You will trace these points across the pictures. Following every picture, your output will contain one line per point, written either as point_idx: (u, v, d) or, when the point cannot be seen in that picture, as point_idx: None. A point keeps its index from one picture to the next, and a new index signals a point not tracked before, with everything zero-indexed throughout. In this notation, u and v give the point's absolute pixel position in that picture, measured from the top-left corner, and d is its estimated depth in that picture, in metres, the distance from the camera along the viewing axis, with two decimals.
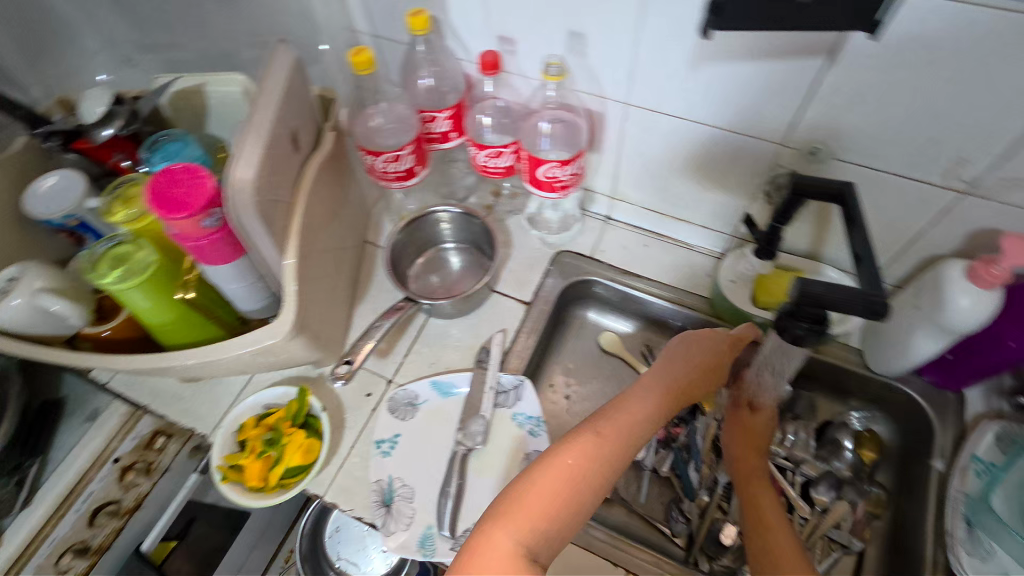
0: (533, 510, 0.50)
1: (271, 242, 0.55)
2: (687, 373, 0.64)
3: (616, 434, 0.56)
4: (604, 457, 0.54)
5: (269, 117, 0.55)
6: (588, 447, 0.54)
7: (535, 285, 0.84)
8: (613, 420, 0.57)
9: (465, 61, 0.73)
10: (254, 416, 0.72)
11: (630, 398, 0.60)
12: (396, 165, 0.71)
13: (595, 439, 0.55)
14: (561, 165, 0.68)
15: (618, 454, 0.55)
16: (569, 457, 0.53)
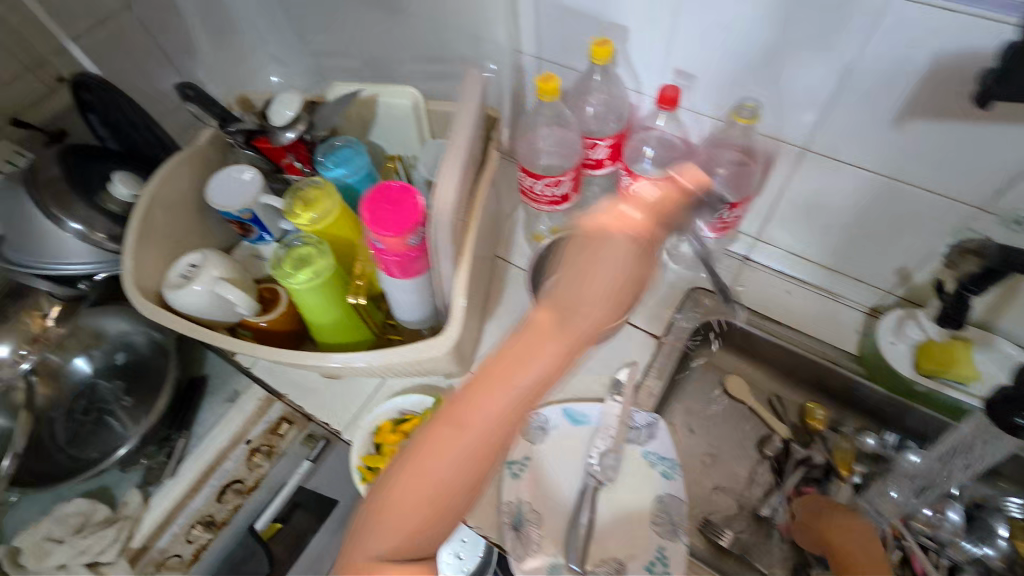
0: (403, 522, 0.45)
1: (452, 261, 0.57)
2: (597, 302, 0.51)
3: (481, 423, 0.46)
4: (462, 450, 0.46)
5: (467, 140, 0.56)
6: (432, 442, 0.46)
7: (667, 320, 0.82)
8: (462, 405, 0.47)
9: (633, 91, 0.72)
10: (390, 420, 0.74)
11: (531, 350, 0.47)
12: (554, 189, 0.72)
13: (475, 416, 0.46)
14: (728, 207, 0.66)
15: (489, 440, 0.46)
16: (438, 459, 0.45)
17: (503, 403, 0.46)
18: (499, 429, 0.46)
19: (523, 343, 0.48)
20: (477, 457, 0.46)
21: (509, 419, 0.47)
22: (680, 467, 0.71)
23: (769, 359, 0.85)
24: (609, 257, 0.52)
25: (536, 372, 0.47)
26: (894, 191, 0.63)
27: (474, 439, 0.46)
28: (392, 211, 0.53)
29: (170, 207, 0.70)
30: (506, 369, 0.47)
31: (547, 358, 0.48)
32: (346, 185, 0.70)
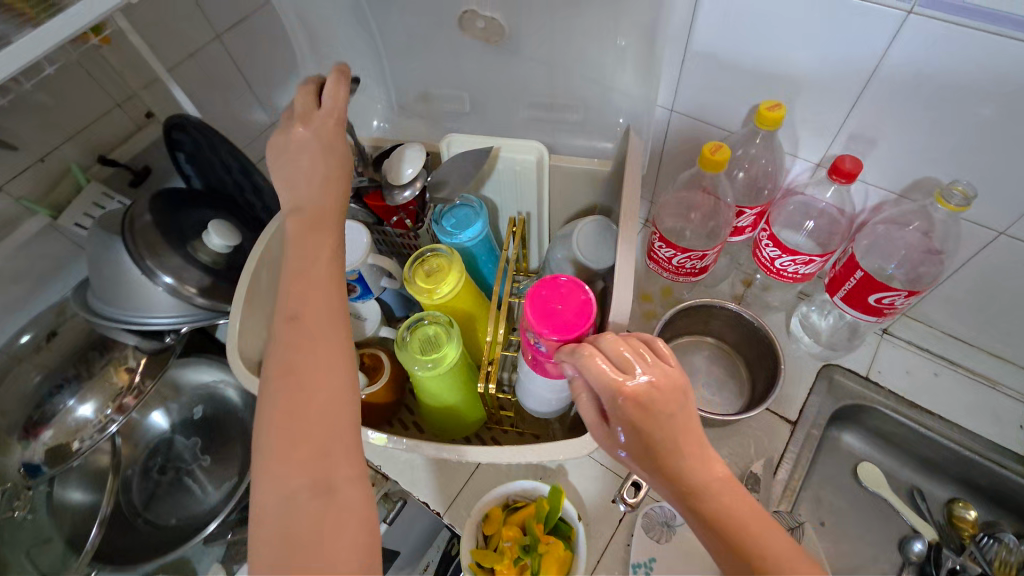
0: (285, 518, 0.42)
1: None
2: (315, 203, 0.53)
3: (302, 387, 0.45)
4: (293, 419, 0.44)
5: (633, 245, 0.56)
6: (283, 411, 0.44)
7: (799, 403, 0.74)
8: (295, 314, 0.47)
9: (790, 154, 0.66)
10: (499, 506, 0.66)
11: (305, 258, 0.50)
12: (697, 262, 0.65)
13: (290, 388, 0.45)
14: (909, 296, 0.58)
15: (310, 408, 0.44)
16: (285, 431, 0.43)
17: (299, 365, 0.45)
18: (308, 390, 0.45)
19: (303, 287, 0.48)
20: (288, 433, 0.43)
21: (315, 379, 0.45)
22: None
23: (908, 449, 0.76)
24: (302, 155, 0.54)
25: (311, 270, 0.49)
26: None
27: (298, 400, 0.44)
28: (562, 309, 0.50)
29: (275, 269, 0.66)
30: (309, 316, 0.47)
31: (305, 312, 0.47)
32: (466, 250, 0.65)
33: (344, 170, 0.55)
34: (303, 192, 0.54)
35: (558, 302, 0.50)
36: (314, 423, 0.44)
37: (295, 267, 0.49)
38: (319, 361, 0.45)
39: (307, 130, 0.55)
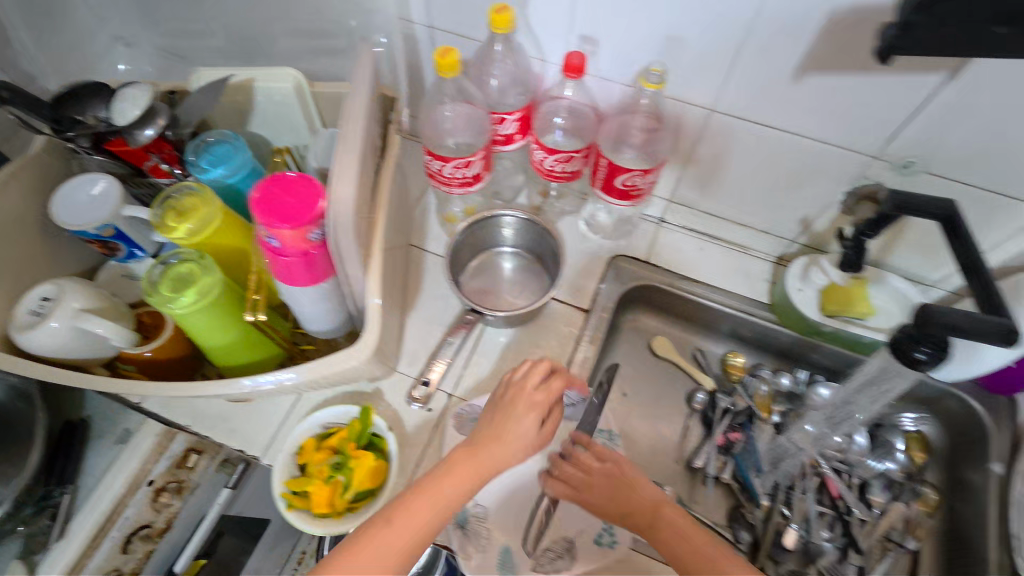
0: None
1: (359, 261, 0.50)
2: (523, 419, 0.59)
3: (426, 509, 0.53)
4: (408, 530, 0.52)
5: (361, 129, 0.50)
6: (396, 531, 0.51)
7: (591, 292, 0.82)
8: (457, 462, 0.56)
9: (537, 59, 0.68)
10: (313, 437, 0.68)
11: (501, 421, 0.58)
12: (465, 170, 0.67)
13: (412, 510, 0.53)
14: (644, 173, 0.65)
15: (421, 527, 0.52)
16: (385, 540, 0.51)
17: (444, 483, 0.54)
18: (439, 517, 0.53)
19: (492, 430, 0.58)
20: (404, 537, 0.51)
21: (447, 506, 0.54)
22: (619, 436, 0.75)
23: (690, 319, 0.87)
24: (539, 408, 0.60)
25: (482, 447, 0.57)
26: (794, 144, 0.65)
27: (427, 513, 0.53)
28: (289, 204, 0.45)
29: (9, 233, 0.60)
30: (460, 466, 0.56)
31: (485, 439, 0.57)
32: (229, 186, 0.63)
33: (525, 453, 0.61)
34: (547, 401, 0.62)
35: (288, 196, 0.45)
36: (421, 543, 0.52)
37: (498, 403, 0.60)
38: (461, 484, 0.55)
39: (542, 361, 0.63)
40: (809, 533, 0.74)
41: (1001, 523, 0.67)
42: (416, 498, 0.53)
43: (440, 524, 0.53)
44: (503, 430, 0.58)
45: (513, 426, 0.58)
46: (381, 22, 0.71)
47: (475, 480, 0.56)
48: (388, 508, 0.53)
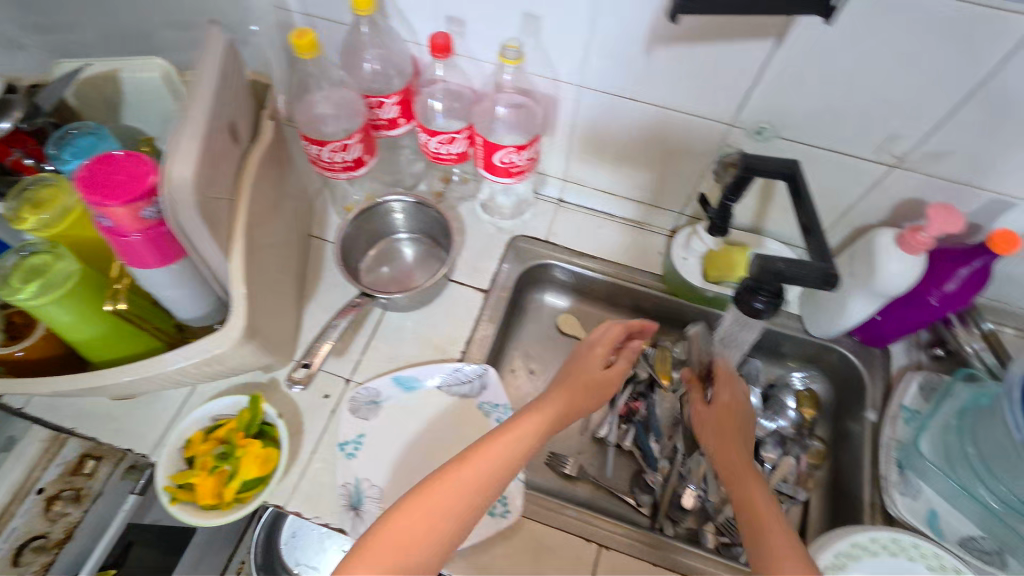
0: (412, 522, 0.52)
1: (212, 241, 0.51)
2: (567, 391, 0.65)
3: (497, 450, 0.58)
4: (479, 471, 0.56)
5: (205, 108, 0.50)
6: (466, 469, 0.56)
7: (491, 273, 0.84)
8: (500, 436, 0.59)
9: (412, 42, 0.68)
10: (202, 429, 0.67)
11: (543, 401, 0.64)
12: (344, 154, 0.67)
13: (483, 451, 0.57)
14: (518, 150, 0.68)
15: (497, 467, 0.57)
16: (462, 476, 0.55)
17: (523, 424, 0.60)
18: (513, 458, 0.58)
19: (566, 386, 0.66)
20: (480, 474, 0.56)
21: (524, 448, 0.59)
22: (512, 410, 0.73)
23: (593, 295, 0.89)
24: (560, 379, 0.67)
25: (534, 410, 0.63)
26: (662, 117, 0.68)
27: (500, 455, 0.57)
28: (117, 180, 0.45)
29: None
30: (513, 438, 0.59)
31: (579, 384, 0.67)
32: None
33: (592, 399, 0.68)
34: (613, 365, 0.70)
35: (118, 173, 0.45)
36: (497, 480, 0.56)
37: (579, 364, 0.69)
38: (547, 424, 0.62)
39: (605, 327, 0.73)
40: (707, 493, 0.76)
41: (872, 465, 0.70)
42: (489, 445, 0.58)
43: (518, 464, 0.58)
44: (566, 387, 0.66)
45: (604, 379, 0.68)
46: (256, 10, 0.71)
47: (546, 425, 0.62)
48: (461, 454, 0.57)
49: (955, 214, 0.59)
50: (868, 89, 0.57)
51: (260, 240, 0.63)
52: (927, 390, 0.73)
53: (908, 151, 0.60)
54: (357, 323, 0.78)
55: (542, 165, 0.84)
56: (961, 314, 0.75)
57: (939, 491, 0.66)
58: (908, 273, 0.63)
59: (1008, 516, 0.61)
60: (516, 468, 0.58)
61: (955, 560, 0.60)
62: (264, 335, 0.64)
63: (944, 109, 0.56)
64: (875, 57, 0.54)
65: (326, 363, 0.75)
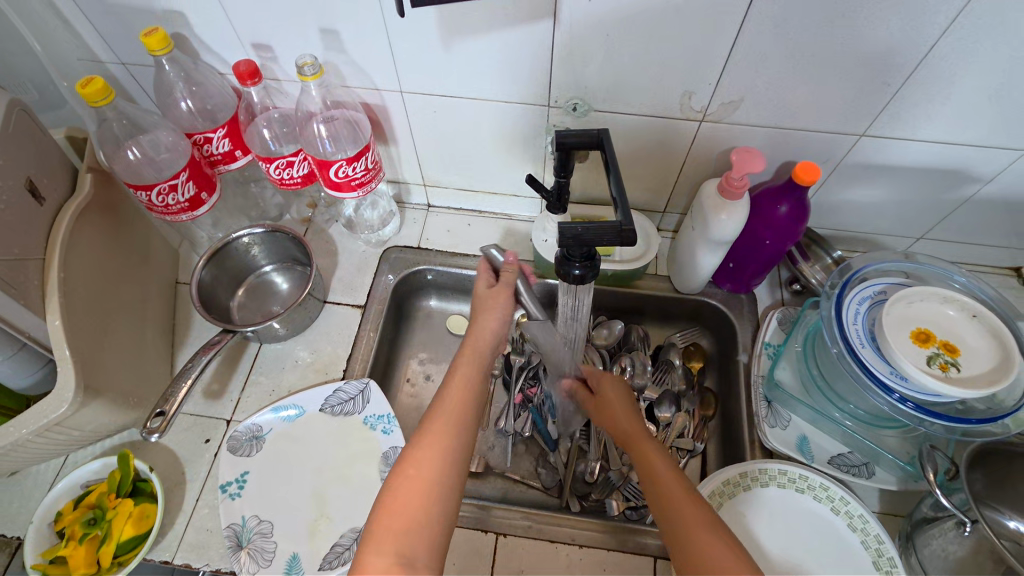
0: (405, 501, 0.50)
1: (14, 302, 0.53)
2: (481, 325, 0.64)
3: (453, 401, 0.57)
4: (452, 423, 0.55)
5: None
6: (449, 429, 0.55)
7: (368, 287, 0.84)
8: (446, 398, 0.57)
9: (227, 74, 0.70)
10: (72, 500, 0.65)
11: (474, 335, 0.63)
12: (175, 196, 0.67)
13: (453, 395, 0.57)
14: (349, 162, 0.68)
15: (460, 423, 0.56)
16: (441, 439, 0.54)
17: (462, 375, 0.59)
18: (472, 406, 0.57)
19: (481, 324, 0.64)
20: (461, 430, 0.55)
21: (479, 395, 0.59)
22: (397, 418, 0.73)
23: (477, 292, 0.90)
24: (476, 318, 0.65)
25: (469, 357, 0.62)
26: (486, 108, 0.70)
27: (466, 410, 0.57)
28: None
29: None
30: (454, 399, 0.57)
31: (484, 314, 0.64)
32: None
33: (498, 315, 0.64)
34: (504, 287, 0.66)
35: None
36: (467, 431, 0.55)
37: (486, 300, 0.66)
38: (475, 360, 0.61)
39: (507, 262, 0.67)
40: (609, 464, 0.76)
41: (748, 404, 0.72)
42: (440, 408, 0.56)
43: (476, 402, 0.58)
44: (485, 316, 0.64)
45: (508, 310, 0.65)
46: (68, 64, 0.70)
47: (483, 363, 0.62)
48: (429, 414, 0.56)
49: (756, 155, 0.63)
50: (650, 53, 0.60)
51: (99, 293, 0.63)
52: (787, 324, 0.77)
53: (706, 104, 0.65)
54: (233, 361, 0.77)
55: (399, 175, 0.86)
56: (803, 250, 0.78)
57: (805, 417, 0.69)
58: (734, 218, 0.67)
59: (861, 429, 0.65)
60: (474, 413, 0.57)
61: (821, 478, 0.63)
62: (116, 387, 0.63)
63: (718, 62, 0.60)
64: (643, 25, 0.57)
65: (202, 407, 0.74)
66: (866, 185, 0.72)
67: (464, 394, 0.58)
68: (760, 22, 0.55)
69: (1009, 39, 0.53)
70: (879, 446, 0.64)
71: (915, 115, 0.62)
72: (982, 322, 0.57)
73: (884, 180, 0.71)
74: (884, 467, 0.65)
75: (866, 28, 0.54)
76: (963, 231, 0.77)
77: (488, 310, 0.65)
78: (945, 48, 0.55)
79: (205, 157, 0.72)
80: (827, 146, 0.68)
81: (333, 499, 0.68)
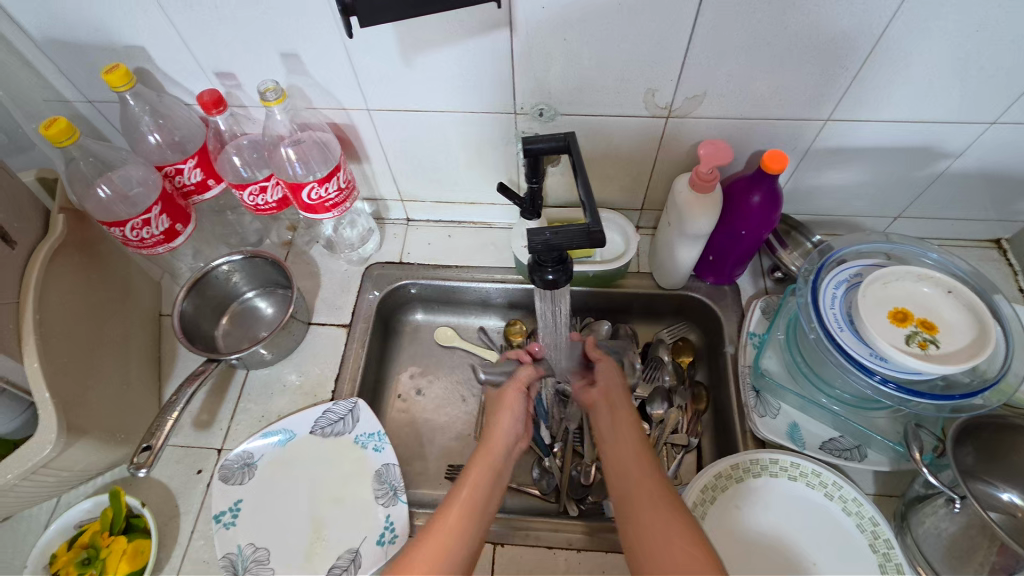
0: None
1: None
2: (497, 420, 0.63)
3: (464, 497, 0.53)
4: (459, 517, 0.52)
5: None
6: (446, 529, 0.51)
7: (352, 305, 0.84)
8: (457, 495, 0.54)
9: (194, 104, 0.70)
10: (66, 541, 0.64)
11: (493, 432, 0.62)
12: (149, 229, 0.67)
13: (463, 491, 0.54)
14: (320, 183, 0.68)
15: (468, 521, 0.52)
16: (440, 530, 0.51)
17: (476, 468, 0.57)
18: (483, 502, 0.54)
19: (498, 420, 0.63)
20: (456, 521, 0.51)
21: (491, 492, 0.55)
22: (388, 435, 0.73)
23: (462, 303, 0.90)
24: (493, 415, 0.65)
25: (487, 451, 0.59)
26: (455, 120, 0.70)
27: (467, 505, 0.53)
28: None
29: None
30: (464, 490, 0.54)
31: (504, 411, 0.64)
32: None
33: (510, 406, 0.64)
34: (516, 389, 0.66)
35: None
36: (472, 529, 0.51)
37: (497, 401, 0.66)
38: (492, 454, 0.59)
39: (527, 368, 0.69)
40: None
41: (738, 394, 0.72)
42: (452, 501, 0.53)
43: (490, 499, 0.55)
44: (503, 412, 0.64)
45: (517, 406, 0.65)
46: (35, 107, 0.70)
47: (500, 458, 0.59)
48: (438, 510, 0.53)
49: (723, 148, 0.64)
50: (610, 55, 0.60)
51: (79, 332, 0.63)
52: (770, 312, 0.77)
53: (671, 100, 0.65)
54: (222, 389, 0.77)
55: (376, 192, 0.86)
56: (781, 238, 0.79)
57: (794, 405, 0.69)
58: (707, 211, 0.67)
59: (850, 412, 0.65)
60: (486, 512, 0.53)
61: (813, 465, 0.63)
62: (101, 426, 0.63)
63: (677, 59, 0.60)
64: (599, 26, 0.57)
65: (191, 439, 0.73)
66: (838, 169, 0.73)
67: (478, 485, 0.55)
68: (715, 15, 0.55)
69: (961, 14, 0.53)
70: (870, 429, 0.64)
71: (877, 96, 0.62)
72: (958, 296, 0.57)
73: (854, 162, 0.71)
74: (876, 449, 0.65)
75: (818, 15, 0.54)
76: (939, 207, 0.77)
77: (505, 406, 0.65)
78: (898, 28, 0.55)
79: (178, 188, 0.72)
80: (794, 133, 0.68)
81: (328, 521, 0.68)
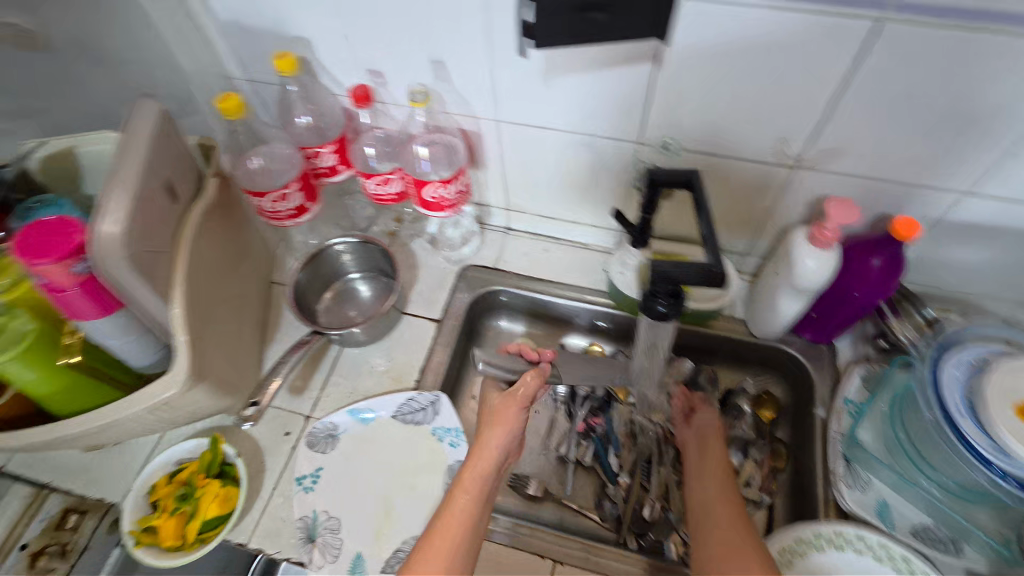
0: None
1: (149, 291, 0.58)
2: (485, 434, 0.69)
3: (455, 515, 0.61)
4: (453, 534, 0.60)
5: (135, 170, 0.57)
6: (441, 542, 0.59)
7: (444, 302, 0.87)
8: (450, 511, 0.62)
9: (341, 95, 0.76)
10: (166, 474, 0.70)
11: (480, 444, 0.68)
12: (284, 203, 0.73)
13: (455, 509, 0.62)
14: (443, 184, 0.71)
15: (464, 537, 0.60)
16: (436, 546, 0.59)
17: (466, 484, 0.64)
18: (474, 519, 0.62)
19: (486, 435, 0.68)
20: (451, 537, 0.60)
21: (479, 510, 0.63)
22: (465, 433, 0.75)
23: (547, 318, 0.92)
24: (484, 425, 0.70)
25: (473, 466, 0.66)
26: (577, 142, 0.73)
27: (461, 525, 0.61)
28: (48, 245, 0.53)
29: None
30: (456, 507, 0.62)
31: (494, 424, 0.69)
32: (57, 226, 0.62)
33: (506, 420, 0.69)
34: (511, 403, 0.71)
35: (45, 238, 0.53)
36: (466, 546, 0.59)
37: (492, 414, 0.71)
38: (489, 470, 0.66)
39: (533, 376, 0.74)
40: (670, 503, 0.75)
41: (823, 459, 0.70)
42: (448, 515, 0.61)
43: (479, 514, 0.62)
44: (490, 428, 0.69)
45: (512, 422, 0.69)
46: (205, 80, 0.78)
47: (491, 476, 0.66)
48: (431, 528, 0.61)
49: (851, 206, 0.62)
50: (749, 98, 0.61)
51: (212, 287, 0.68)
52: (871, 381, 0.74)
53: (803, 150, 0.64)
54: (316, 360, 0.82)
55: (483, 198, 0.89)
56: (892, 304, 0.74)
57: (888, 482, 0.66)
58: (823, 266, 0.66)
59: (948, 500, 0.62)
60: (475, 529, 0.61)
61: (902, 548, 0.60)
62: (217, 376, 0.68)
63: (818, 111, 0.60)
64: (745, 69, 0.58)
65: (283, 402, 0.78)
66: (970, 244, 0.69)
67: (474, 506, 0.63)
68: (869, 73, 0.55)
69: None
70: (970, 523, 0.61)
71: None
72: None
73: (990, 240, 0.68)
74: (973, 545, 0.62)
75: (983, 84, 0.53)
76: None
77: (500, 418, 0.70)
78: None
79: (313, 169, 0.77)
80: (929, 201, 0.66)
81: (397, 504, 0.70)
